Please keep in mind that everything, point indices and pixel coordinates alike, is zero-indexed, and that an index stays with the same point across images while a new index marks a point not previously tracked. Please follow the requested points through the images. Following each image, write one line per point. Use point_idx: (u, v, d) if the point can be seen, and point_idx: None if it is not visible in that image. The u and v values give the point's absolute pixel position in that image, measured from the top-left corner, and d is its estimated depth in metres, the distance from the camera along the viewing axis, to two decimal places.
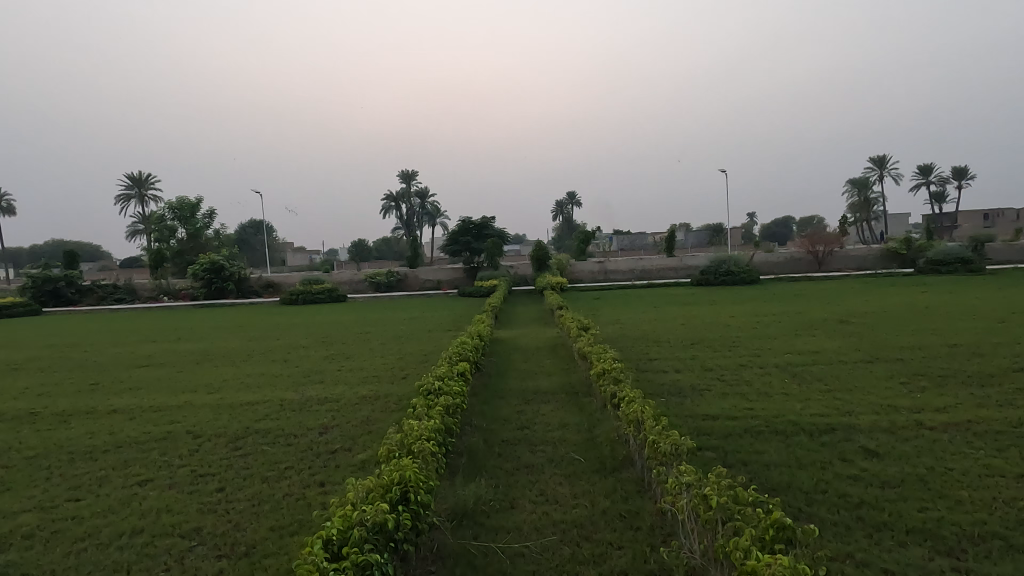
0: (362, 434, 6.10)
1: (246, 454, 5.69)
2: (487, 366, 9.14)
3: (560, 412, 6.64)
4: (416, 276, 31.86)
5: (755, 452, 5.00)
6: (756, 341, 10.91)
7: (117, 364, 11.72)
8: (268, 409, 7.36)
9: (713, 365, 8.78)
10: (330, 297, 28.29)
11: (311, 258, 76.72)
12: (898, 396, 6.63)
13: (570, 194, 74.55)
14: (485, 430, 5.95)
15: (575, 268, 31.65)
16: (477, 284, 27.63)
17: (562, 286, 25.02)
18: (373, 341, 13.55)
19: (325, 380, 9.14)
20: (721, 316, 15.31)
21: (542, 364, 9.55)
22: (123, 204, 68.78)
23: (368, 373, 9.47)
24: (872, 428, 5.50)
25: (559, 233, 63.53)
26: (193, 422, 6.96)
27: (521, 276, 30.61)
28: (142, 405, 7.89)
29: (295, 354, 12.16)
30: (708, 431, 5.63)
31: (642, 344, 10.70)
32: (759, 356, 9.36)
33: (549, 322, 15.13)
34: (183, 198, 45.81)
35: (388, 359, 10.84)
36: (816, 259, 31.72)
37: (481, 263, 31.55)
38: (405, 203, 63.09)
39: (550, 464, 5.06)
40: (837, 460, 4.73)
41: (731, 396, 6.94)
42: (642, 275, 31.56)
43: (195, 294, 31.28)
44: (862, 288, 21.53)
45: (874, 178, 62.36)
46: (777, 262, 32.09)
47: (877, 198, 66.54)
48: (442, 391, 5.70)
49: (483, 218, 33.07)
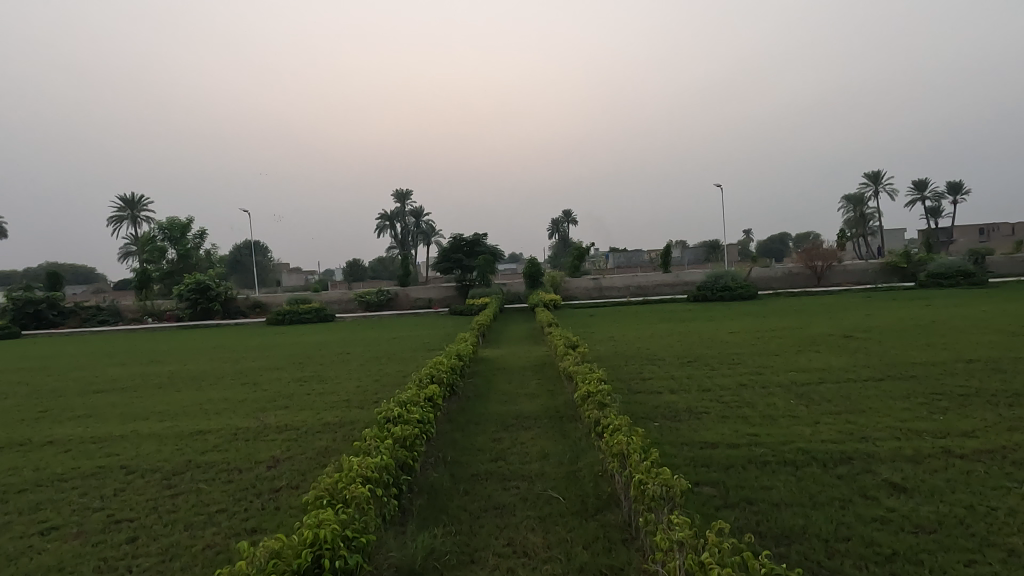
0: (314, 469, 5.38)
1: (178, 493, 4.97)
2: (467, 389, 8.43)
3: (541, 440, 5.93)
4: (407, 295, 31.18)
5: (761, 488, 4.29)
6: (756, 359, 10.22)
7: (76, 389, 10.98)
8: (218, 440, 6.64)
9: (712, 386, 8.09)
10: (319, 317, 27.56)
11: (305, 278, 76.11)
12: (919, 418, 5.94)
13: (565, 212, 74.39)
14: (452, 463, 5.24)
15: (569, 284, 30.98)
16: (469, 302, 26.98)
17: (555, 303, 24.37)
18: (352, 361, 12.85)
19: (290, 406, 8.41)
20: (720, 333, 14.65)
21: (527, 386, 8.84)
22: (116, 225, 68.49)
23: (338, 397, 8.76)
24: (894, 457, 4.80)
25: (554, 252, 63.02)
26: (131, 454, 6.24)
27: (514, 294, 29.95)
28: (84, 436, 7.16)
29: (267, 376, 11.44)
30: (707, 462, 4.92)
31: (635, 364, 10.01)
32: (761, 375, 8.68)
33: (538, 339, 14.46)
34: (173, 218, 45.28)
35: (363, 381, 10.14)
36: (815, 274, 31.16)
37: (473, 280, 30.91)
38: (399, 222, 62.59)
39: (523, 504, 4.34)
40: (857, 498, 4.03)
41: (731, 420, 6.25)
42: (638, 291, 30.93)
43: (180, 315, 30.53)
44: (864, 302, 20.91)
45: (869, 194, 62.13)
46: (775, 276, 31.50)
47: (873, 214, 66.33)
48: (403, 419, 4.99)
49: (475, 234, 32.49)
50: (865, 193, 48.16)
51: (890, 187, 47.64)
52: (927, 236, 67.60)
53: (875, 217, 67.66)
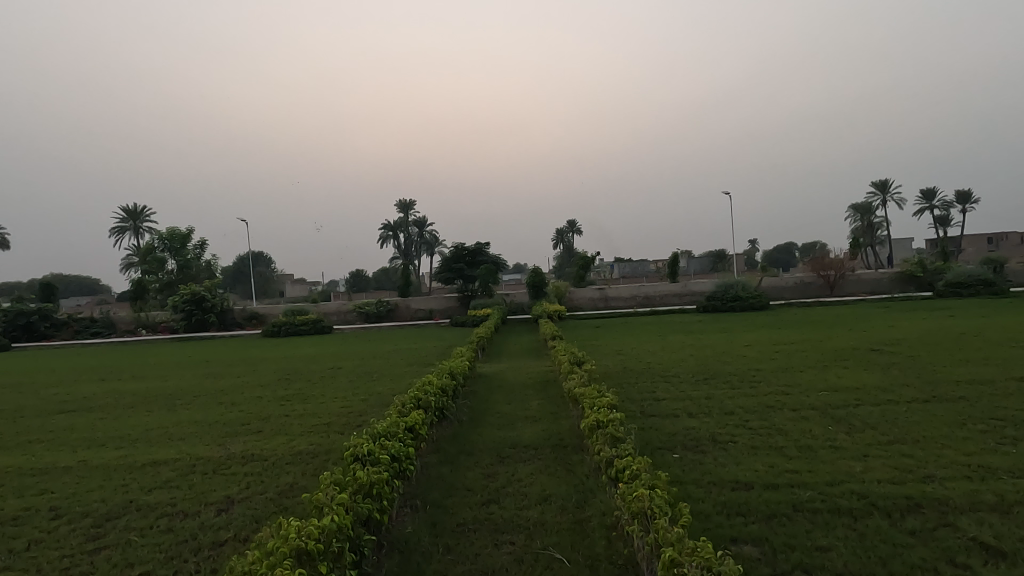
0: (271, 515, 4.52)
1: (103, 548, 4.13)
2: (460, 411, 7.56)
3: (542, 477, 5.05)
4: (407, 305, 30.37)
5: (816, 550, 3.42)
6: (780, 375, 9.33)
7: (42, 409, 10.15)
8: (172, 474, 5.79)
9: (735, 409, 7.20)
10: (316, 329, 26.76)
11: (308, 289, 75.37)
12: (987, 451, 5.05)
13: (569, 222, 73.67)
14: (435, 509, 4.38)
15: (574, 295, 30.10)
16: (470, 313, 26.13)
17: (560, 314, 23.50)
18: (341, 377, 12.00)
19: (263, 430, 7.56)
20: (734, 345, 13.78)
21: (527, 407, 7.97)
22: (118, 236, 68.01)
23: (317, 420, 7.90)
24: (975, 506, 3.92)
25: (559, 262, 62.17)
26: (68, 492, 5.40)
27: (517, 304, 29.10)
28: (25, 467, 6.33)
29: (248, 394, 10.60)
30: (742, 511, 4.05)
31: (647, 382, 9.13)
32: (789, 395, 7.78)
33: (542, 353, 13.58)
34: (173, 229, 44.65)
35: (349, 401, 9.29)
36: (827, 283, 30.22)
37: (475, 290, 30.06)
38: (402, 232, 61.93)
39: (517, 568, 3.48)
40: (945, 568, 3.16)
41: (764, 452, 5.37)
42: (644, 302, 30.03)
43: (175, 326, 29.76)
44: (882, 313, 19.98)
45: (877, 202, 61.20)
46: (786, 286, 30.57)
47: (881, 223, 65.41)
48: (373, 458, 4.14)
49: (477, 243, 31.68)
50: (874, 201, 47.36)
51: (898, 196, 46.84)
52: (937, 244, 66.58)
53: (884, 226, 66.71)
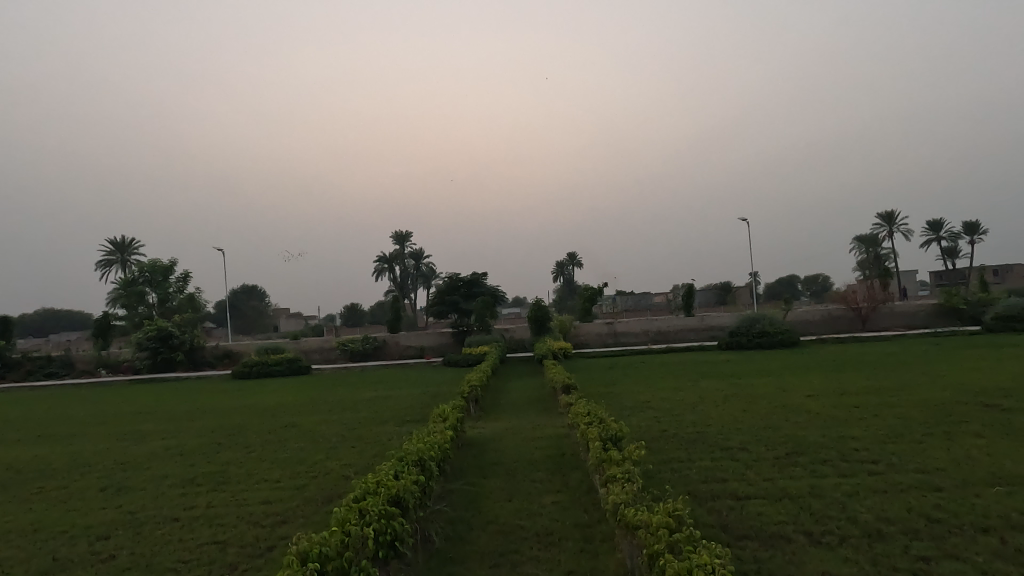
0: None
1: None
2: (435, 524, 4.81)
3: None
4: (396, 342, 27.56)
5: None
6: (896, 450, 6.56)
7: None
8: None
9: (879, 526, 4.44)
10: (292, 370, 23.93)
11: (299, 324, 72.49)
12: None
13: (570, 254, 71.32)
14: None
15: (579, 329, 27.34)
16: (464, 351, 23.36)
17: (565, 352, 20.78)
18: (289, 443, 9.19)
19: (118, 556, 4.78)
20: (790, 395, 11.03)
21: (539, 511, 5.20)
22: (103, 268, 65.50)
23: (211, 536, 5.12)
24: None
25: (559, 295, 59.47)
26: None
27: (516, 341, 26.34)
28: None
29: (152, 471, 7.81)
30: None
31: (709, 465, 6.36)
32: (948, 494, 5.03)
33: (550, 408, 10.81)
34: (156, 260, 42.05)
35: (280, 489, 6.51)
36: (859, 316, 27.45)
37: (470, 325, 27.31)
38: (398, 265, 59.33)
39: None
40: None
41: None
42: (657, 337, 27.24)
43: (137, 367, 26.89)
44: (941, 351, 17.23)
45: (886, 232, 59.01)
46: (814, 320, 27.80)
47: (889, 255, 63.19)
48: None
49: (474, 274, 29.01)
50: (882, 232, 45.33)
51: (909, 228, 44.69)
52: (947, 276, 64.21)
53: (892, 257, 64.32)
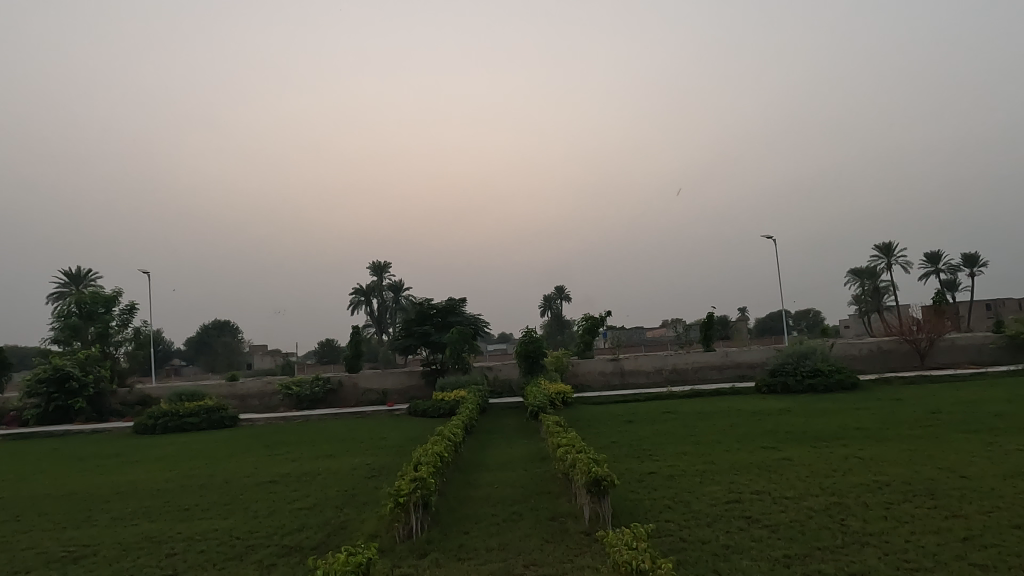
0: None
1: None
2: None
3: None
4: (354, 384, 22.34)
5: None
6: None
7: None
8: None
9: None
10: (210, 423, 18.48)
11: (267, 362, 66.46)
12: None
13: (558, 287, 66.69)
14: None
15: (578, 367, 22.34)
16: (435, 396, 18.28)
17: (564, 398, 15.79)
18: None
19: None
20: (996, 492, 6.16)
21: None
22: (53, 301, 59.62)
23: None
24: None
25: (548, 331, 54.45)
26: None
27: (502, 384, 21.26)
28: None
29: None
30: None
31: None
32: None
33: (564, 523, 5.85)
34: (98, 291, 36.34)
35: None
36: (915, 351, 22.73)
37: (444, 363, 22.17)
38: (375, 298, 54.20)
39: None
40: None
41: None
42: (672, 376, 22.26)
43: (24, 417, 21.39)
44: None
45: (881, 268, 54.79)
46: (861, 355, 23.04)
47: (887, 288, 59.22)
48: None
49: (450, 299, 23.83)
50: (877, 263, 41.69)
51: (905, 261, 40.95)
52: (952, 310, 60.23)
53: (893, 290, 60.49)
